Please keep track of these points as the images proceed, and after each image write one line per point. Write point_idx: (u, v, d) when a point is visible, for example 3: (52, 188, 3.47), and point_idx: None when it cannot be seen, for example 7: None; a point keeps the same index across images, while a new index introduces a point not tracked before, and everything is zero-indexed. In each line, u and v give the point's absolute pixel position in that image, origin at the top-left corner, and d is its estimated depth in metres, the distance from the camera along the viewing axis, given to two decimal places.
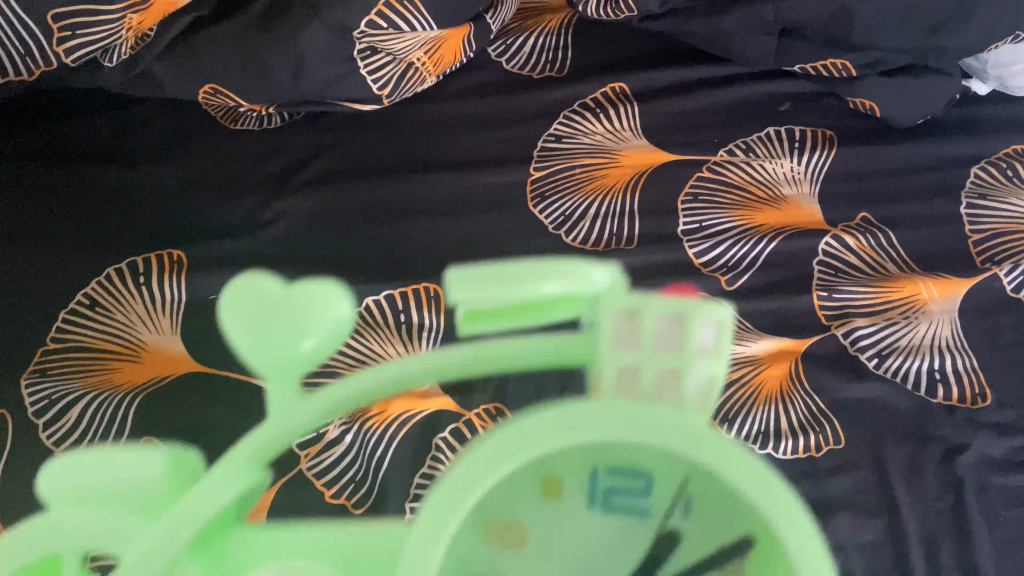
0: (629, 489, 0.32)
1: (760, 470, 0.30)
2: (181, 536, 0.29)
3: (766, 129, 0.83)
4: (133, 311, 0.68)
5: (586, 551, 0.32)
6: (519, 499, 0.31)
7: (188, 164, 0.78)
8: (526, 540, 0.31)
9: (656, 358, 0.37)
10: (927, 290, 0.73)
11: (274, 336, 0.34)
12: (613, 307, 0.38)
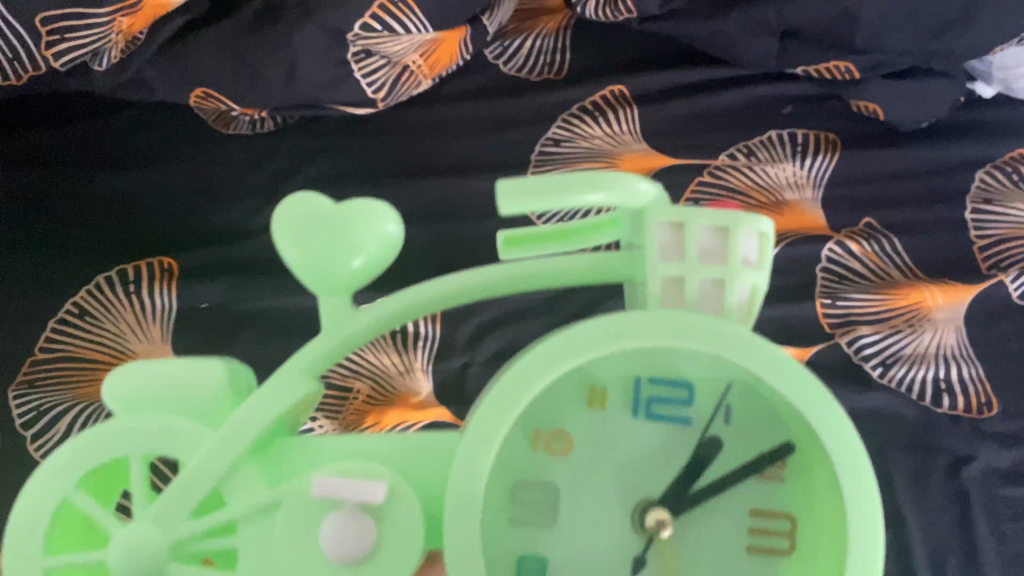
0: (670, 397, 0.42)
1: (807, 384, 0.37)
2: (236, 445, 0.36)
3: (769, 132, 0.82)
4: (123, 320, 0.68)
5: (630, 449, 0.42)
6: (566, 407, 0.42)
7: (179, 169, 0.76)
8: (573, 445, 0.42)
9: (700, 269, 0.42)
10: (932, 297, 0.72)
11: (324, 248, 0.40)
12: (659, 223, 0.43)
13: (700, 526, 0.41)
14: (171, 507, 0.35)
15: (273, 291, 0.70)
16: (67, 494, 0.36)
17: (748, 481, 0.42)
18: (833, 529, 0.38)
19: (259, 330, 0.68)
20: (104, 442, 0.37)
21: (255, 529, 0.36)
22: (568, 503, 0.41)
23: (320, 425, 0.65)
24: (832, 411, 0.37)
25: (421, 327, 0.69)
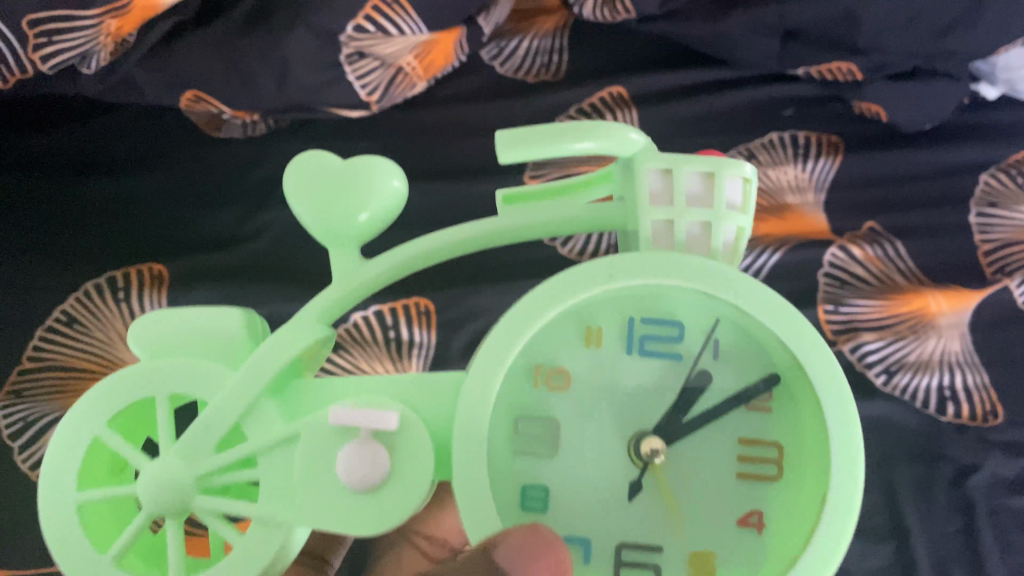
0: (664, 334, 0.45)
1: (781, 314, 0.41)
2: (258, 381, 0.40)
3: (768, 135, 0.80)
4: (112, 329, 0.67)
5: (626, 384, 0.44)
6: (564, 346, 0.44)
7: (168, 174, 0.75)
8: (571, 382, 0.44)
9: (687, 212, 0.44)
10: (936, 303, 0.71)
11: (333, 202, 0.44)
12: (649, 169, 0.44)
13: (693, 455, 0.44)
14: (196, 445, 0.39)
15: (268, 298, 0.70)
16: (96, 434, 0.40)
17: (734, 412, 0.44)
18: (816, 446, 0.42)
19: None
20: (131, 385, 0.40)
21: (275, 461, 0.39)
22: (566, 438, 0.44)
23: None
24: (811, 341, 0.41)
25: (416, 334, 0.69)
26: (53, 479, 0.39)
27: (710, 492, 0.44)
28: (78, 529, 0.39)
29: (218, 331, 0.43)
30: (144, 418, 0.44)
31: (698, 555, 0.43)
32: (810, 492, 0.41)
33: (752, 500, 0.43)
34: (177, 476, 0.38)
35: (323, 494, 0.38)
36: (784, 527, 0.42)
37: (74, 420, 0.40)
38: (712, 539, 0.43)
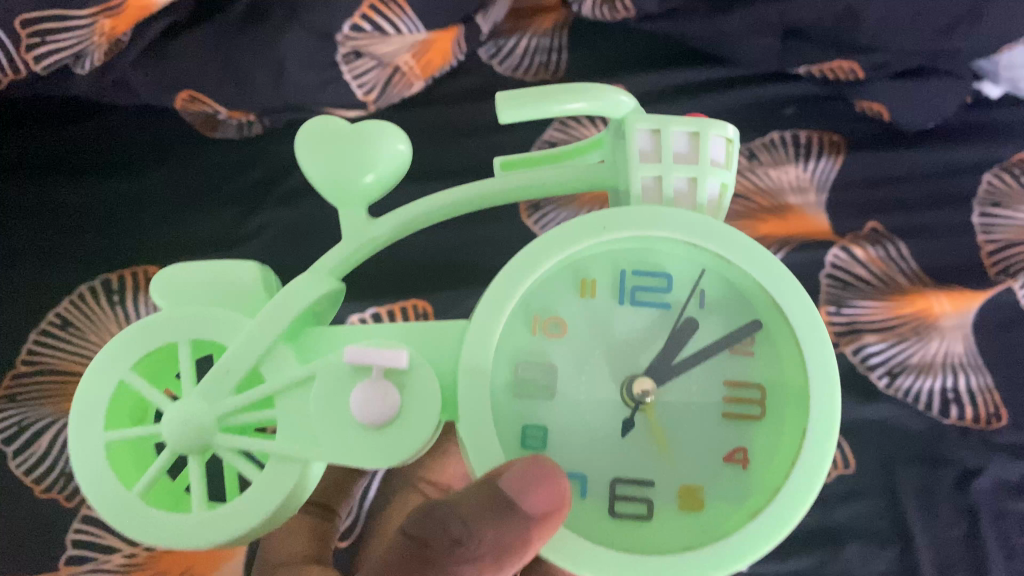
0: (653, 285, 0.44)
1: (762, 258, 0.41)
2: (275, 326, 0.38)
3: (770, 134, 0.79)
4: (107, 332, 0.66)
5: (619, 333, 0.44)
6: (557, 295, 0.43)
7: (163, 174, 0.74)
8: (565, 330, 0.43)
9: (675, 168, 0.42)
10: (939, 303, 0.70)
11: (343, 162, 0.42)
12: (638, 128, 0.43)
13: (683, 398, 0.43)
14: (216, 386, 0.37)
15: None
16: (122, 377, 0.37)
17: (721, 355, 0.43)
18: (799, 383, 0.41)
19: None
20: (149, 330, 0.38)
21: (293, 402, 0.37)
22: (564, 385, 0.43)
23: None
24: (788, 289, 0.41)
25: None
26: (80, 422, 0.37)
27: (699, 432, 0.43)
28: (106, 470, 0.36)
29: (235, 279, 0.42)
30: (170, 366, 0.42)
31: (686, 489, 0.42)
32: (789, 429, 0.41)
33: (740, 438, 0.42)
34: (198, 416, 0.36)
35: (348, 434, 0.36)
36: (767, 465, 0.41)
37: (97, 365, 0.38)
38: (702, 476, 0.42)
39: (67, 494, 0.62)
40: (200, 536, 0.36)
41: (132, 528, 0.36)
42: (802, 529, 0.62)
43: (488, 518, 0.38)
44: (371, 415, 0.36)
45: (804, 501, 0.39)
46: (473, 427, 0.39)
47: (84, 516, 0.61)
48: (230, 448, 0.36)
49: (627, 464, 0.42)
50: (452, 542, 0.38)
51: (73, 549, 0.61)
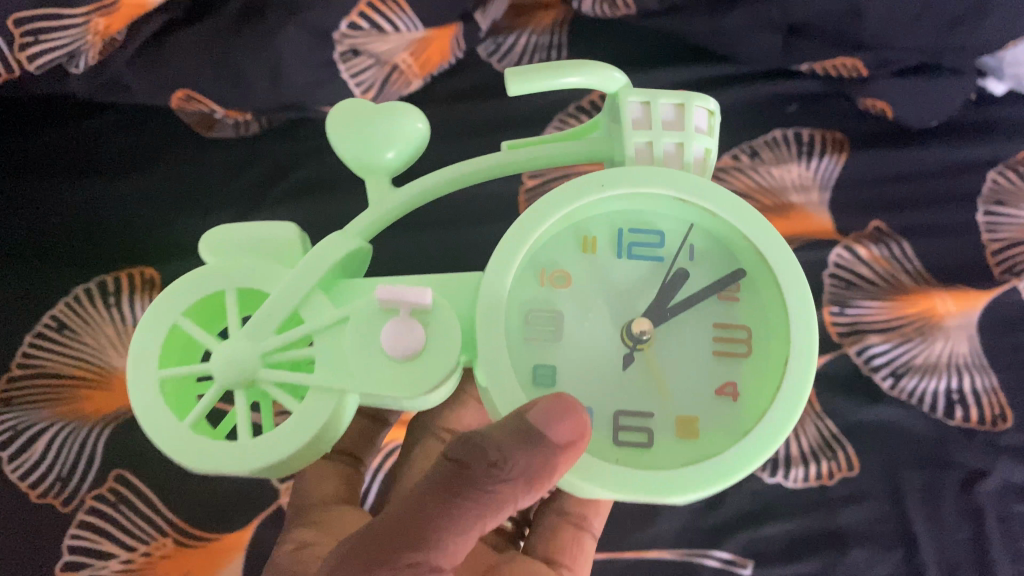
0: (649, 242, 0.49)
1: (743, 209, 0.46)
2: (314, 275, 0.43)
3: (773, 132, 0.78)
4: (103, 335, 0.66)
5: (616, 286, 0.49)
6: (562, 250, 0.48)
7: (158, 175, 0.73)
8: (570, 282, 0.48)
9: (664, 134, 0.48)
10: (943, 304, 0.70)
11: (362, 137, 0.48)
12: (631, 100, 0.48)
13: (674, 336, 0.48)
14: (260, 327, 0.41)
15: None
16: (175, 321, 0.42)
17: (711, 302, 0.48)
18: (776, 319, 0.46)
19: None
20: (204, 277, 0.42)
21: (327, 341, 0.41)
22: (570, 330, 0.47)
23: None
24: (772, 237, 0.46)
25: None
26: (137, 360, 0.41)
27: (690, 370, 0.47)
28: (160, 399, 0.40)
29: (274, 236, 0.46)
30: (209, 319, 0.46)
31: (682, 419, 0.46)
32: (773, 362, 0.45)
33: (730, 374, 0.47)
34: (245, 353, 0.40)
35: (378, 370, 0.40)
36: (753, 394, 0.46)
37: (155, 309, 0.42)
38: (694, 407, 0.47)
39: (63, 499, 0.61)
40: (246, 461, 0.39)
41: (182, 452, 0.39)
42: (805, 532, 0.61)
43: (525, 443, 0.38)
44: (397, 349, 0.39)
45: (787, 422, 0.43)
46: (495, 363, 0.42)
47: (80, 521, 0.60)
48: (273, 382, 0.40)
49: (625, 398, 0.46)
50: (490, 467, 0.39)
51: (71, 555, 0.60)
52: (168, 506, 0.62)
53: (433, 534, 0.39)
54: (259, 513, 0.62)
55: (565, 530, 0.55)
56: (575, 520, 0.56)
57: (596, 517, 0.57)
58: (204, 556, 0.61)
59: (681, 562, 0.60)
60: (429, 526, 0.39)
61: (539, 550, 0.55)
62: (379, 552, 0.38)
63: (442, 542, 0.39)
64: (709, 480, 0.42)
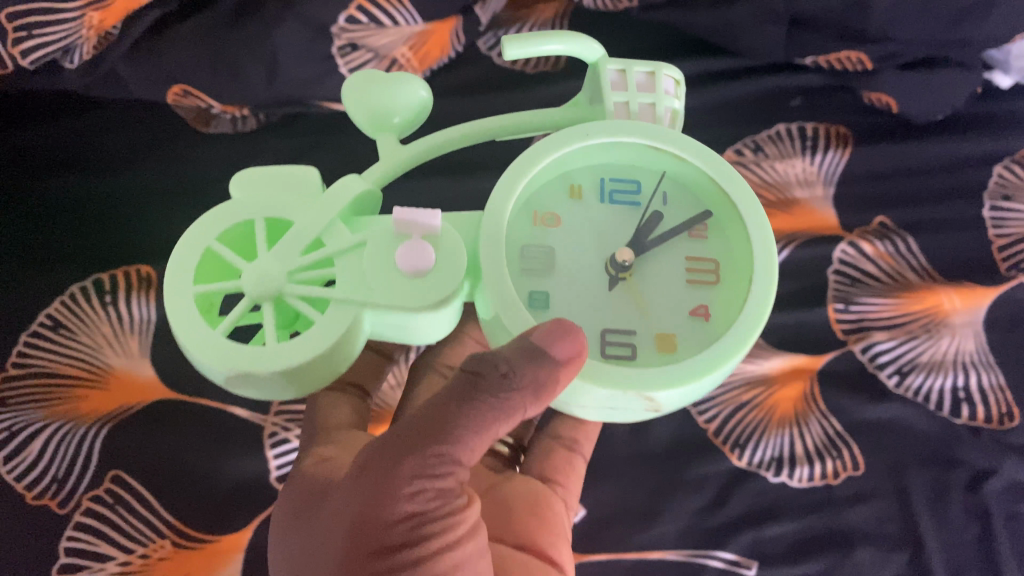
0: (627, 189, 0.53)
1: (707, 154, 0.50)
2: (333, 207, 0.47)
3: (776, 126, 0.77)
4: (100, 333, 0.65)
5: (600, 227, 0.52)
6: (550, 197, 0.52)
7: (154, 172, 0.72)
8: (560, 222, 0.52)
9: (638, 95, 0.54)
10: (949, 300, 0.69)
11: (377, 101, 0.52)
12: (610, 67, 0.54)
13: (652, 267, 0.51)
14: (287, 248, 0.45)
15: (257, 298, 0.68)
16: (209, 245, 0.45)
17: (682, 238, 0.52)
18: (739, 246, 0.50)
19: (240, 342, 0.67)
20: (236, 208, 0.47)
21: (347, 262, 0.46)
22: (561, 265, 0.51)
23: None
24: (734, 179, 0.50)
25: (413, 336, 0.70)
26: (175, 274, 0.44)
27: (667, 296, 0.50)
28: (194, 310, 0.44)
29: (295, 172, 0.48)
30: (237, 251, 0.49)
31: (661, 334, 0.49)
32: (740, 279, 0.49)
33: (700, 298, 0.50)
34: (273, 270, 0.44)
35: (395, 288, 0.45)
36: (724, 315, 0.49)
37: (190, 235, 0.46)
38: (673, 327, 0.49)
39: (60, 500, 0.60)
40: (271, 363, 0.42)
41: (212, 355, 0.42)
42: (810, 532, 0.61)
43: (534, 359, 0.41)
44: (411, 267, 0.45)
45: (754, 330, 0.46)
46: (500, 286, 0.46)
47: (77, 523, 0.59)
48: (297, 295, 0.44)
49: (609, 316, 0.49)
50: (503, 377, 0.41)
51: (67, 558, 0.58)
52: (166, 507, 0.61)
53: (453, 437, 0.40)
54: (257, 514, 0.61)
55: (557, 452, 0.59)
56: (567, 444, 0.60)
57: (586, 439, 0.60)
58: (202, 558, 0.59)
59: (684, 563, 0.59)
60: (448, 429, 0.40)
61: (535, 470, 0.59)
62: (401, 450, 0.40)
63: (460, 445, 0.41)
64: (686, 379, 0.44)
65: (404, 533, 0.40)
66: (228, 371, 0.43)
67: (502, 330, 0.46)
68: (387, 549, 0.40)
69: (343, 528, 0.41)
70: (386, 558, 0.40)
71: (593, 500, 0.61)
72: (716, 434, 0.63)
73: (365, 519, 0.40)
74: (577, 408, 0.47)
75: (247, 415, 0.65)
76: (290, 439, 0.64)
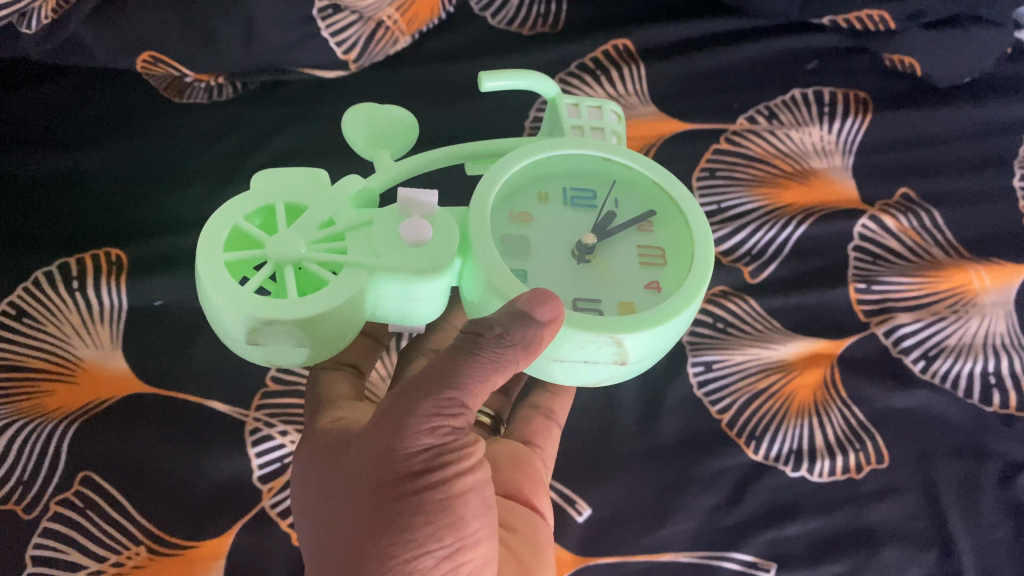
0: (584, 195, 0.52)
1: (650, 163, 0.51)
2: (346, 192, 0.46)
3: (791, 92, 0.74)
4: (68, 322, 0.60)
5: (565, 228, 0.51)
6: (520, 197, 0.50)
7: (123, 146, 0.66)
8: (532, 220, 0.50)
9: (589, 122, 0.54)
10: (978, 279, 0.65)
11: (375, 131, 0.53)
12: (565, 100, 0.55)
13: (611, 255, 0.50)
14: (304, 224, 0.44)
15: None
16: (237, 222, 0.44)
17: (632, 232, 0.51)
18: (682, 236, 0.49)
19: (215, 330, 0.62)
20: (259, 190, 0.45)
21: (361, 236, 0.44)
22: (536, 250, 0.49)
23: (292, 440, 0.60)
24: (672, 181, 0.50)
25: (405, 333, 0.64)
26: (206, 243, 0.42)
27: (622, 278, 0.49)
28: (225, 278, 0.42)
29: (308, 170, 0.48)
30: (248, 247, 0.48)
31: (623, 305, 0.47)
32: (684, 257, 0.48)
33: (654, 275, 0.49)
34: (294, 240, 0.43)
35: (411, 256, 0.44)
36: (675, 282, 0.48)
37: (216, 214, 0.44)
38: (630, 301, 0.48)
39: (25, 505, 0.54)
40: (298, 313, 0.41)
41: (237, 303, 0.41)
42: (832, 530, 0.57)
43: (522, 320, 0.41)
44: (419, 237, 0.44)
45: (705, 277, 0.46)
46: (495, 254, 0.45)
47: (45, 530, 0.54)
48: (317, 261, 0.43)
49: (573, 288, 0.48)
50: (497, 337, 0.41)
51: (33, 568, 0.53)
52: (141, 509, 0.56)
53: (459, 383, 0.41)
54: (239, 518, 0.57)
55: (536, 420, 0.56)
56: (545, 412, 0.57)
57: (564, 407, 0.57)
58: (181, 565, 0.55)
59: (699, 565, 0.55)
60: (455, 378, 0.41)
61: (514, 435, 0.56)
62: (416, 392, 0.41)
63: (468, 390, 0.42)
64: (651, 322, 0.44)
65: (424, 462, 0.41)
66: (252, 320, 0.41)
67: (495, 301, 0.45)
68: (408, 478, 0.41)
69: (367, 467, 0.41)
70: (408, 485, 0.40)
71: (600, 499, 0.56)
72: (730, 425, 0.59)
73: (385, 454, 0.41)
74: (554, 365, 0.46)
75: (226, 409, 0.60)
76: (275, 436, 0.60)
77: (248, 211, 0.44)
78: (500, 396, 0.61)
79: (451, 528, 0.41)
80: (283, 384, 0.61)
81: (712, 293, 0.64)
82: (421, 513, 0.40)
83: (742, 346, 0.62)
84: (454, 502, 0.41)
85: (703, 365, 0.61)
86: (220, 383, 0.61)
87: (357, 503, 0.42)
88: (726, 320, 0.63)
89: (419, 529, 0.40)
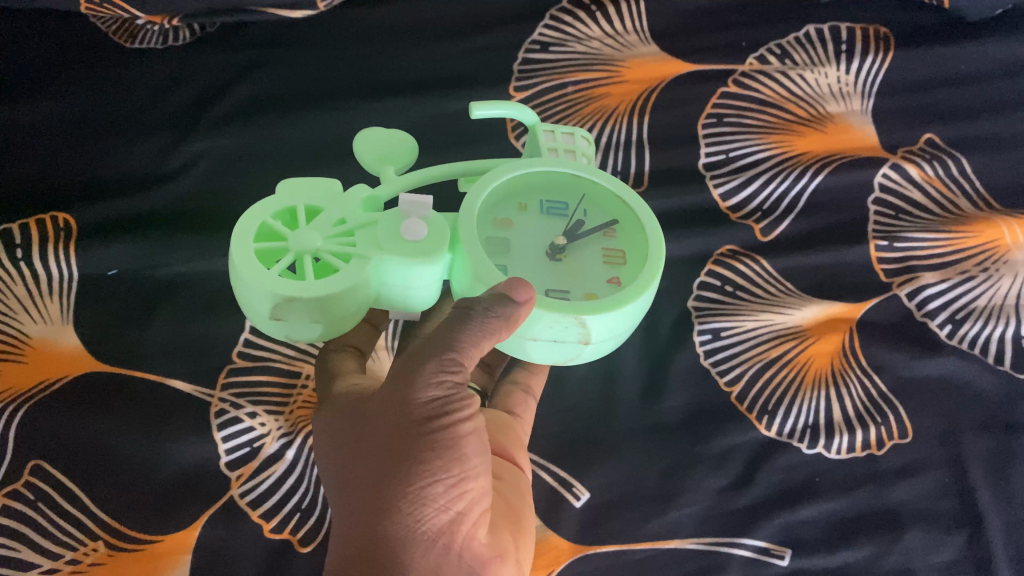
0: (553, 205, 0.48)
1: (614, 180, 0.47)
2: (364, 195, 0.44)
3: (805, 28, 0.70)
4: (12, 295, 0.52)
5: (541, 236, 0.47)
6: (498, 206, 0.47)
7: (72, 97, 0.59)
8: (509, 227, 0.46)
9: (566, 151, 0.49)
10: (1011, 233, 0.60)
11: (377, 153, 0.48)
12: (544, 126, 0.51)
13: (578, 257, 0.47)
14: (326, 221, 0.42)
15: (195, 250, 0.56)
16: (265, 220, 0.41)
17: (597, 237, 0.47)
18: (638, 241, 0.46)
19: (175, 301, 0.55)
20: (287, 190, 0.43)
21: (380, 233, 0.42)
22: (511, 255, 0.45)
23: (262, 422, 0.52)
24: (633, 193, 0.47)
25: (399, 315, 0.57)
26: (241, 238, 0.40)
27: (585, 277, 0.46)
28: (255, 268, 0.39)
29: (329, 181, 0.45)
30: None
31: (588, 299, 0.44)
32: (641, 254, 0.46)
33: (613, 270, 0.46)
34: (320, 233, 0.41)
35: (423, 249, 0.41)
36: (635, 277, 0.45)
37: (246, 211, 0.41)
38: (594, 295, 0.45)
39: None
40: (318, 291, 0.39)
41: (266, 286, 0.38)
42: (851, 512, 0.52)
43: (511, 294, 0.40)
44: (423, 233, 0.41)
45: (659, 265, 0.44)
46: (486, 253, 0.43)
47: None
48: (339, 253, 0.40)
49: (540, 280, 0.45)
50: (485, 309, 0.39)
51: None
52: (96, 500, 0.47)
53: (462, 339, 0.39)
54: (207, 508, 0.49)
55: (514, 395, 0.51)
56: (523, 386, 0.52)
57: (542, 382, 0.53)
58: (143, 563, 0.46)
59: (706, 554, 0.49)
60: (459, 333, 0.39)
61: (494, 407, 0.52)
62: (421, 354, 0.39)
63: (471, 352, 0.39)
64: (617, 301, 0.42)
65: (436, 408, 0.38)
66: (275, 301, 0.38)
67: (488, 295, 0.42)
68: (420, 422, 0.38)
69: (376, 425, 0.39)
70: (417, 430, 0.38)
71: (598, 483, 0.51)
72: (741, 400, 0.54)
73: (396, 405, 0.38)
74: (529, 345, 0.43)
75: (188, 388, 0.52)
76: (244, 418, 0.51)
77: (275, 208, 0.42)
78: (484, 375, 0.57)
79: (458, 460, 0.38)
80: (252, 361, 0.54)
81: (719, 254, 0.59)
82: (429, 448, 0.37)
83: (753, 311, 0.57)
84: (461, 442, 0.38)
85: (711, 334, 0.56)
86: (183, 360, 0.53)
87: (368, 455, 0.39)
88: (735, 283, 0.58)
89: (431, 461, 0.37)
